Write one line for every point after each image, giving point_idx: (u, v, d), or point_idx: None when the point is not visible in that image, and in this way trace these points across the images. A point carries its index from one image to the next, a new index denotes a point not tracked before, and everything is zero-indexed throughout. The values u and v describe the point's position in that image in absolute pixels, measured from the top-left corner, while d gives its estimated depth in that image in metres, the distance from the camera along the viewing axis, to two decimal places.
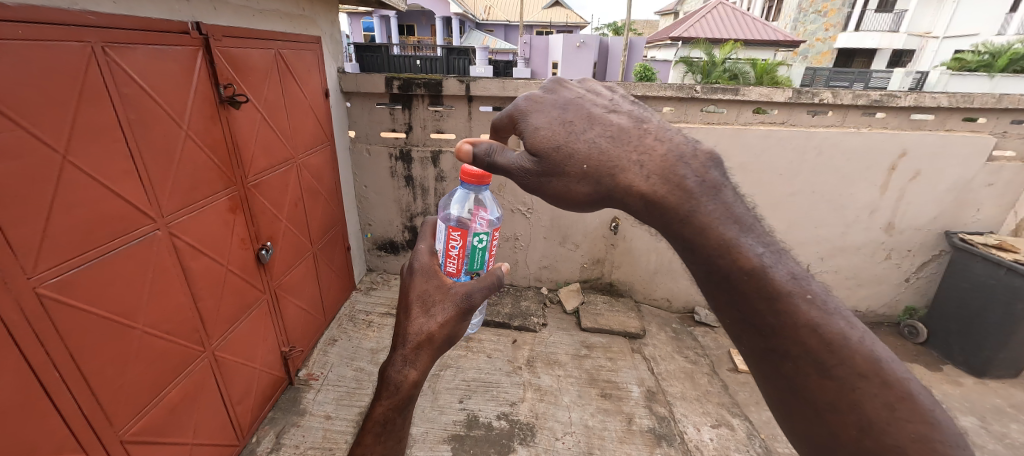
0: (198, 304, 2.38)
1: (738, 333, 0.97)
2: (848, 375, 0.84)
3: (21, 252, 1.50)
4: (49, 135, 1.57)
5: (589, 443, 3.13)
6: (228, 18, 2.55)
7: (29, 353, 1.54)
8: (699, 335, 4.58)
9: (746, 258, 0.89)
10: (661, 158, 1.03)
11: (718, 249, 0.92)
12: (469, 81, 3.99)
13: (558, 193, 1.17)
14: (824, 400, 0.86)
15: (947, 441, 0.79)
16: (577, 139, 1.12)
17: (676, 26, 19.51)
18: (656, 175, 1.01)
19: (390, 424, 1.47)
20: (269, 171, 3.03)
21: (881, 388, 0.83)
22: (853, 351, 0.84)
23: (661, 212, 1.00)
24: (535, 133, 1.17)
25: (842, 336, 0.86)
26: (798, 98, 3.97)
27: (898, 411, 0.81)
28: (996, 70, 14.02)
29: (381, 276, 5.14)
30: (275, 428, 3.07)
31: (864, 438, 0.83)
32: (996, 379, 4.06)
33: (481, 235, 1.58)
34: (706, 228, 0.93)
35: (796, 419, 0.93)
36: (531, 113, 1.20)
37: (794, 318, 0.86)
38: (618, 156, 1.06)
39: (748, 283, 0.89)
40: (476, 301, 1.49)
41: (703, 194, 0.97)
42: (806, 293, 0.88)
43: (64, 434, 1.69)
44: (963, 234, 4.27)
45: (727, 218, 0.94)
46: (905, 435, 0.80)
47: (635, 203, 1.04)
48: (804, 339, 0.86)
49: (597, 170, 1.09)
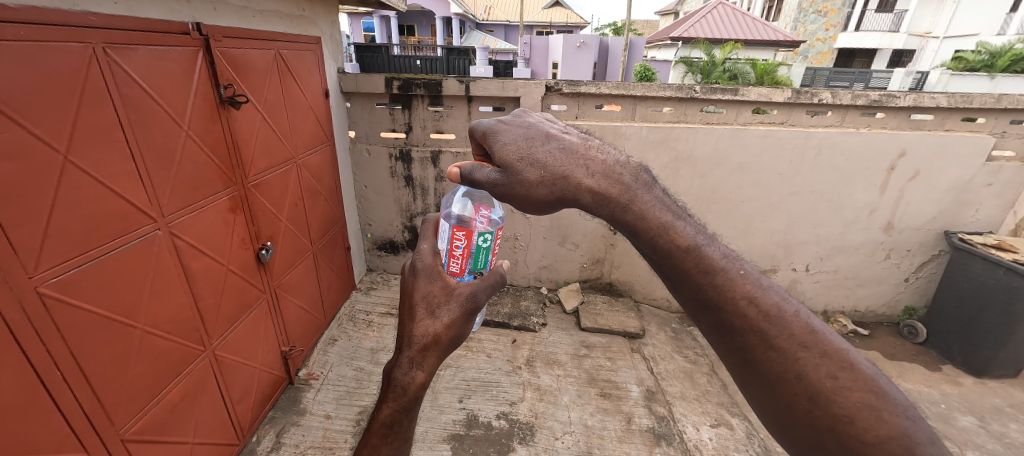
0: (198, 304, 2.39)
1: (692, 315, 1.06)
2: (789, 345, 0.93)
3: (22, 251, 1.51)
4: (50, 134, 1.58)
5: (588, 443, 3.14)
6: (228, 19, 2.56)
7: (30, 351, 1.55)
8: (698, 334, 4.59)
9: (680, 239, 1.05)
10: (603, 165, 1.22)
11: (657, 231, 1.08)
12: (469, 81, 4.00)
13: (523, 199, 1.28)
14: (773, 372, 0.94)
15: (889, 408, 0.86)
16: (538, 151, 1.27)
17: (676, 26, 19.50)
18: (601, 176, 1.20)
19: (398, 426, 1.44)
20: (269, 171, 3.04)
21: (821, 359, 0.91)
22: (790, 322, 0.95)
23: (607, 204, 1.16)
24: (501, 149, 1.29)
25: (777, 307, 0.96)
26: (797, 98, 3.98)
27: (840, 379, 0.89)
28: (997, 70, 14.00)
29: (381, 276, 5.14)
30: (275, 428, 3.08)
31: (814, 408, 0.90)
32: (995, 379, 4.07)
33: (485, 236, 1.63)
34: (642, 212, 1.11)
35: (757, 398, 1.00)
36: (495, 132, 1.32)
37: (732, 293, 0.97)
38: (571, 163, 1.23)
39: (688, 261, 1.02)
40: (482, 301, 1.51)
41: (636, 186, 1.19)
42: (738, 270, 1.01)
43: (64, 432, 1.70)
44: (962, 234, 4.28)
45: (658, 205, 1.14)
46: (850, 403, 0.87)
47: (585, 199, 1.19)
48: (744, 312, 0.96)
49: (554, 176, 1.23)
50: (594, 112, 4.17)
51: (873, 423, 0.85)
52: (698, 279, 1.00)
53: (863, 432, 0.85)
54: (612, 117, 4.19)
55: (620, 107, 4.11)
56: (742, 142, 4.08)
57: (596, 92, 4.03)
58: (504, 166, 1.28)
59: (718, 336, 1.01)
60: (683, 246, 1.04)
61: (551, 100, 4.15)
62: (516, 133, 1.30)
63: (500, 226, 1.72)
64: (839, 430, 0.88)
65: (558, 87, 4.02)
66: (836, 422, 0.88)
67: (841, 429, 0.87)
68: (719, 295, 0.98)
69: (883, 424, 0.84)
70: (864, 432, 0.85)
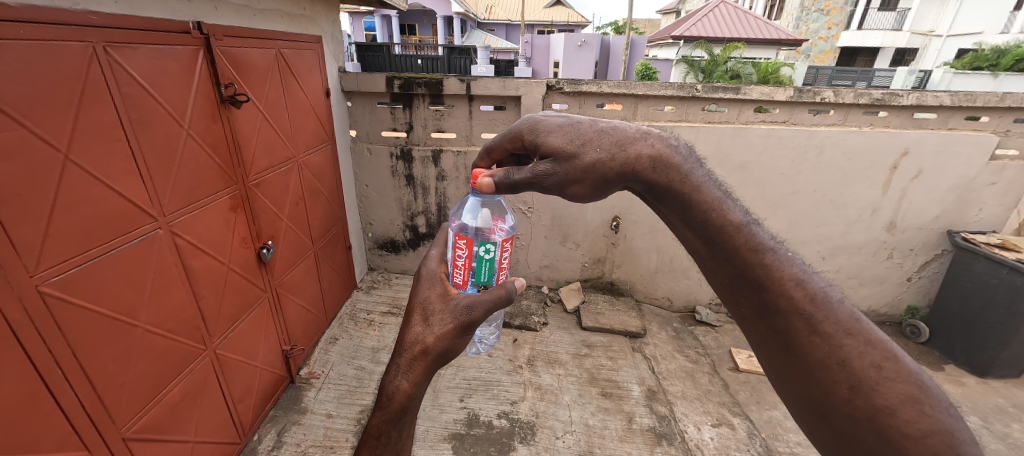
0: (199, 303, 2.39)
1: (736, 297, 1.08)
2: (834, 331, 0.94)
3: (22, 251, 1.51)
4: (49, 132, 1.57)
5: (590, 442, 3.14)
6: (228, 18, 2.55)
7: (30, 350, 1.55)
8: (700, 334, 4.58)
9: (732, 217, 1.08)
10: (657, 135, 1.22)
11: (711, 207, 1.10)
12: (470, 79, 4.00)
13: (585, 181, 1.24)
14: (815, 358, 0.95)
15: (932, 403, 0.87)
16: (586, 130, 1.25)
17: (677, 25, 19.44)
18: (657, 145, 1.19)
19: (385, 437, 1.42)
20: (269, 170, 3.03)
21: (867, 347, 0.92)
22: (836, 308, 0.97)
23: (666, 171, 1.15)
24: (547, 139, 1.27)
25: (823, 293, 0.99)
26: (800, 96, 3.93)
27: (884, 369, 0.90)
28: (998, 69, 13.91)
29: (382, 275, 5.15)
30: (276, 427, 3.08)
31: (854, 396, 0.91)
32: (998, 379, 4.06)
33: (487, 246, 1.54)
34: (698, 185, 1.13)
35: (794, 387, 1.02)
36: (535, 123, 1.30)
37: (781, 274, 1.00)
38: (624, 135, 1.21)
39: (739, 238, 1.05)
40: (477, 316, 1.45)
41: (692, 159, 1.20)
42: (786, 252, 1.05)
43: (65, 432, 1.70)
44: (965, 233, 4.27)
45: (710, 182, 1.16)
46: (893, 394, 0.88)
47: (645, 168, 1.17)
48: (791, 293, 0.98)
49: (611, 150, 1.21)
50: (595, 111, 4.15)
51: (916, 416, 0.85)
52: (747, 257, 1.03)
53: (905, 424, 0.86)
54: (614, 115, 4.17)
55: (622, 106, 4.09)
56: (744, 141, 4.07)
57: (597, 90, 4.02)
58: (555, 156, 1.26)
59: (761, 319, 1.04)
60: (735, 224, 1.07)
61: (553, 98, 4.13)
62: (557, 120, 1.29)
63: (509, 237, 1.60)
64: (879, 421, 0.88)
65: (559, 85, 4.00)
66: (877, 412, 0.88)
67: (883, 420, 0.87)
68: (766, 274, 1.01)
69: (925, 419, 0.85)
70: (906, 424, 0.86)
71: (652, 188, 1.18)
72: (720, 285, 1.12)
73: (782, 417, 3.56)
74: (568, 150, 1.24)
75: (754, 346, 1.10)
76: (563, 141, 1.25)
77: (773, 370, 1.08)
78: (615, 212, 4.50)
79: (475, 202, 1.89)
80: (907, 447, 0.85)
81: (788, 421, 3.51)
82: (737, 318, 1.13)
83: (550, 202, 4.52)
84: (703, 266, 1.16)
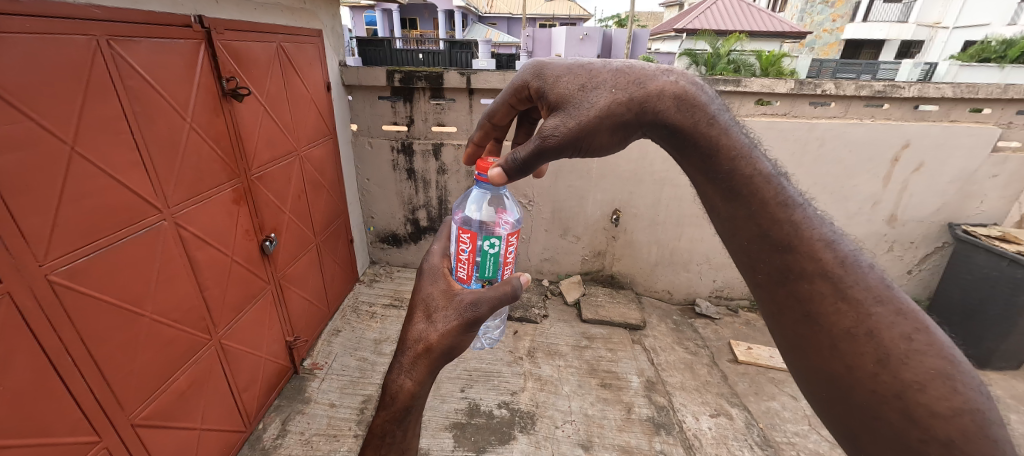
0: (204, 291, 2.43)
1: (753, 262, 1.11)
2: (864, 298, 0.98)
3: (32, 239, 1.55)
4: (56, 124, 1.61)
5: (588, 431, 3.18)
6: (229, 12, 2.57)
7: (42, 338, 1.60)
8: (699, 326, 4.62)
9: (762, 167, 1.11)
10: (677, 72, 1.21)
11: (739, 155, 1.12)
12: (470, 73, 3.97)
13: (602, 129, 1.19)
14: (840, 327, 0.99)
15: (963, 379, 0.90)
16: (597, 73, 1.21)
17: (681, 18, 19.29)
18: (680, 81, 1.18)
19: (390, 437, 1.49)
20: (272, 164, 3.07)
21: (897, 318, 0.97)
22: (866, 273, 1.01)
23: (692, 109, 1.15)
24: (556, 85, 1.24)
25: (853, 257, 1.03)
26: (800, 89, 3.95)
27: (914, 342, 0.94)
28: (1007, 61, 13.45)
29: (383, 268, 5.18)
30: (280, 415, 3.14)
31: (881, 370, 0.95)
32: (996, 371, 4.09)
33: (491, 240, 1.50)
34: (725, 128, 1.15)
35: (809, 364, 1.06)
36: (543, 71, 1.27)
37: (809, 234, 1.04)
38: (640, 72, 1.19)
39: (769, 192, 1.09)
40: (481, 312, 1.45)
41: (716, 101, 1.22)
42: (806, 216, 1.06)
43: (76, 417, 1.75)
44: (965, 226, 4.26)
45: (735, 127, 1.18)
46: (923, 369, 0.92)
47: (669, 105, 1.15)
48: (819, 256, 1.02)
49: (628, 89, 1.17)
50: None
51: (947, 393, 0.89)
52: (776, 212, 1.07)
53: (935, 402, 0.89)
54: None
55: None
56: None
57: None
58: (565, 105, 1.21)
59: (781, 286, 1.07)
60: (764, 175, 1.10)
61: None
62: (566, 64, 1.25)
63: (514, 230, 1.56)
64: (907, 397, 0.92)
65: None
66: (906, 388, 0.92)
67: (912, 396, 0.91)
68: (795, 232, 1.04)
69: (955, 396, 0.89)
70: (936, 402, 0.89)
71: (677, 130, 1.17)
72: (738, 250, 1.15)
73: (779, 408, 3.59)
74: (575, 91, 1.21)
75: (769, 318, 1.14)
76: (568, 85, 1.23)
77: (784, 344, 1.12)
78: (616, 206, 4.52)
79: (478, 193, 1.84)
80: (933, 425, 0.89)
81: (785, 412, 3.54)
82: (752, 287, 1.16)
83: (550, 195, 4.55)
84: (722, 226, 1.18)
